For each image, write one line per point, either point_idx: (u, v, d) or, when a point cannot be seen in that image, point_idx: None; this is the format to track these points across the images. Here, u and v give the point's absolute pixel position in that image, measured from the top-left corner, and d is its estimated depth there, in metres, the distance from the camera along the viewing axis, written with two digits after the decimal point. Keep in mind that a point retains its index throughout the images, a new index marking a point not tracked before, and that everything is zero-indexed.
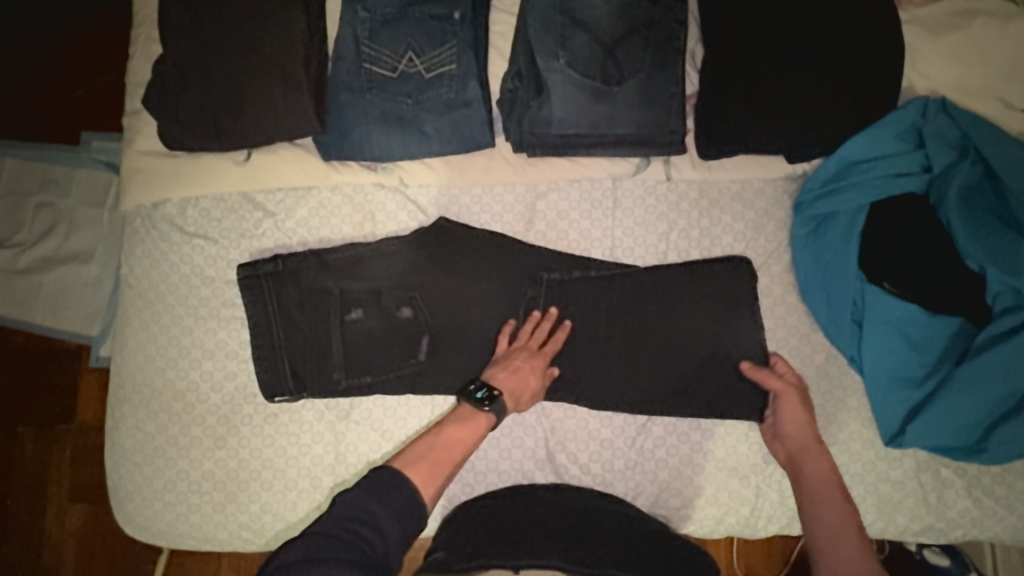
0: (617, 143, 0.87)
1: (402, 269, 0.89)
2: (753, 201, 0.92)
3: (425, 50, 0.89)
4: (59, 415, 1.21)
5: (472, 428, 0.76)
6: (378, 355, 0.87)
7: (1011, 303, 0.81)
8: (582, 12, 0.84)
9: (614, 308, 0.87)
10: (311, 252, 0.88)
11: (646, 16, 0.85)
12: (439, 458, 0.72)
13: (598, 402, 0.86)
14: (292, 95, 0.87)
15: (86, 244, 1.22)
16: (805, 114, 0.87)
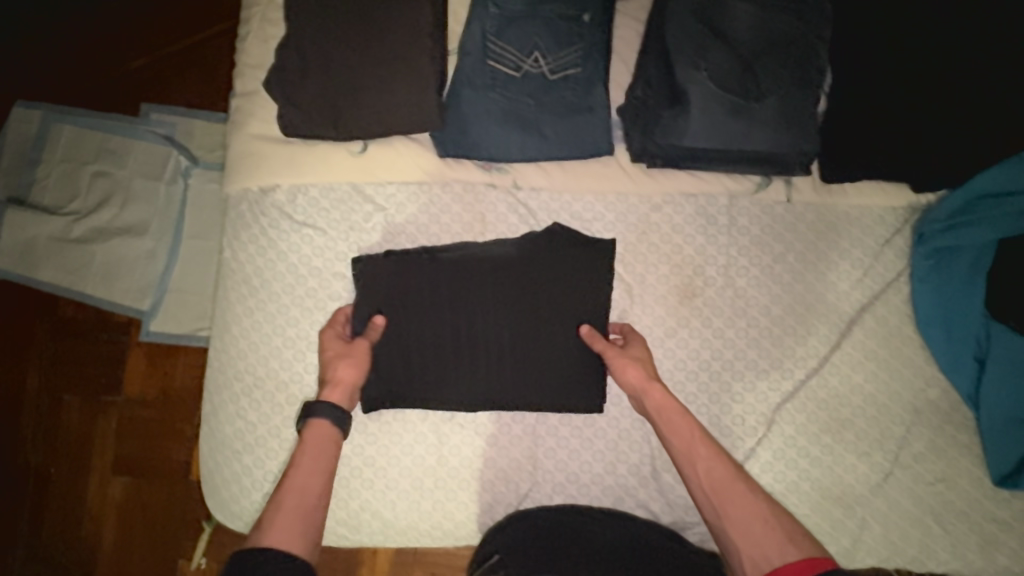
0: (744, 160, 0.86)
1: (508, 273, 0.87)
2: (872, 228, 0.90)
3: (553, 51, 0.87)
4: (109, 385, 1.20)
5: (309, 451, 0.73)
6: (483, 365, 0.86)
7: None
8: (722, 26, 0.83)
9: (444, 343, 0.86)
10: (422, 249, 0.87)
11: (786, 33, 0.83)
12: (286, 505, 0.69)
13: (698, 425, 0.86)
14: (418, 89, 0.85)
15: (141, 216, 1.19)
16: (939, 141, 0.84)
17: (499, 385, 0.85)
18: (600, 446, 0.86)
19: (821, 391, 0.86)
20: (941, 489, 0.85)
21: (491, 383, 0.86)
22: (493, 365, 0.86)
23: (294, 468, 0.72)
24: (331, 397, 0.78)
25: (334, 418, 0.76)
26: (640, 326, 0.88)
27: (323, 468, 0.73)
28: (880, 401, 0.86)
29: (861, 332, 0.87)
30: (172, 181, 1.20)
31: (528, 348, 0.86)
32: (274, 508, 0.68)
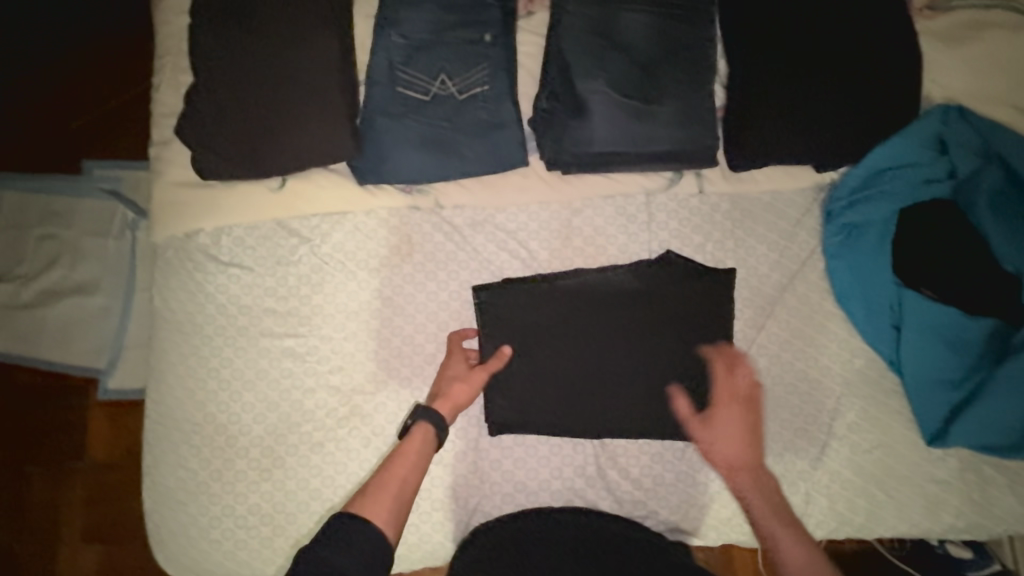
0: (653, 159, 0.88)
1: (603, 301, 0.87)
2: (784, 211, 0.93)
3: (459, 73, 0.90)
4: (71, 450, 1.16)
5: (416, 444, 0.77)
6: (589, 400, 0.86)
7: None
8: (617, 34, 0.86)
9: (559, 379, 0.86)
10: (542, 277, 0.88)
11: (677, 34, 0.87)
12: (386, 491, 0.72)
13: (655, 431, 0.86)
14: (329, 121, 0.87)
15: (93, 274, 1.18)
16: (831, 122, 0.89)
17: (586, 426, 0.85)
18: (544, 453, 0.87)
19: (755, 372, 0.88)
20: (879, 456, 0.87)
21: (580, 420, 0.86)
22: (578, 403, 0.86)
23: (401, 456, 0.75)
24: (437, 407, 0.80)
25: (433, 421, 0.78)
26: None
27: (420, 466, 0.76)
28: (811, 377, 0.88)
29: (785, 311, 0.90)
30: (120, 236, 1.20)
31: (623, 390, 0.86)
32: (375, 489, 0.72)
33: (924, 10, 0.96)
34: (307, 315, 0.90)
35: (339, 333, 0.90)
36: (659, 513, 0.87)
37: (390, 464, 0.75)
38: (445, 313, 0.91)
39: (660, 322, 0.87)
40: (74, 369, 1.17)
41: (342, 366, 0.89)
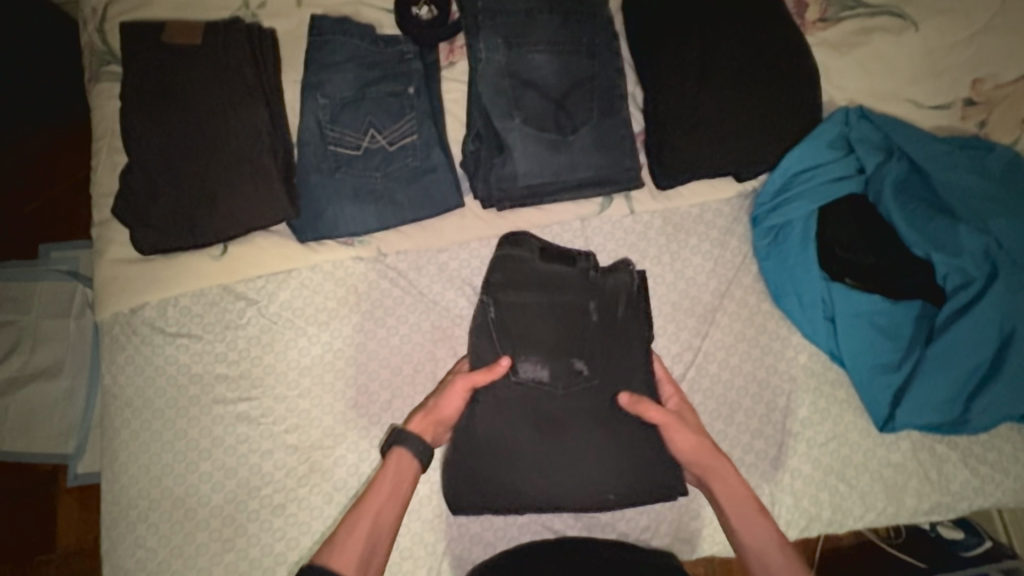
0: (580, 186, 0.94)
1: (539, 279, 0.89)
2: (713, 221, 0.97)
3: (386, 126, 0.94)
4: (42, 543, 1.13)
5: (391, 478, 0.78)
6: (556, 339, 0.87)
7: (958, 281, 0.83)
8: (529, 74, 0.91)
9: (547, 330, 0.87)
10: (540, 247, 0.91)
11: (587, 69, 0.93)
12: (355, 535, 0.73)
13: (602, 464, 0.84)
14: (263, 185, 0.90)
15: (54, 357, 1.16)
16: (742, 134, 0.94)
17: (547, 419, 0.85)
18: (499, 442, 0.84)
19: (705, 379, 0.90)
20: (834, 447, 0.89)
21: (573, 348, 0.87)
22: (564, 341, 0.87)
23: (374, 494, 0.76)
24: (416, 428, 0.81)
25: (416, 452, 0.79)
26: None
27: (397, 507, 0.77)
28: (758, 377, 0.91)
29: (726, 317, 0.93)
30: (80, 315, 1.18)
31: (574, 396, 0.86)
32: (348, 531, 0.74)
33: (816, 24, 1.04)
34: (258, 377, 0.90)
35: (293, 392, 0.90)
36: (630, 533, 0.89)
37: (365, 501, 0.76)
38: (397, 359, 0.92)
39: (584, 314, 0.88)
40: (41, 458, 1.13)
41: (298, 424, 0.89)
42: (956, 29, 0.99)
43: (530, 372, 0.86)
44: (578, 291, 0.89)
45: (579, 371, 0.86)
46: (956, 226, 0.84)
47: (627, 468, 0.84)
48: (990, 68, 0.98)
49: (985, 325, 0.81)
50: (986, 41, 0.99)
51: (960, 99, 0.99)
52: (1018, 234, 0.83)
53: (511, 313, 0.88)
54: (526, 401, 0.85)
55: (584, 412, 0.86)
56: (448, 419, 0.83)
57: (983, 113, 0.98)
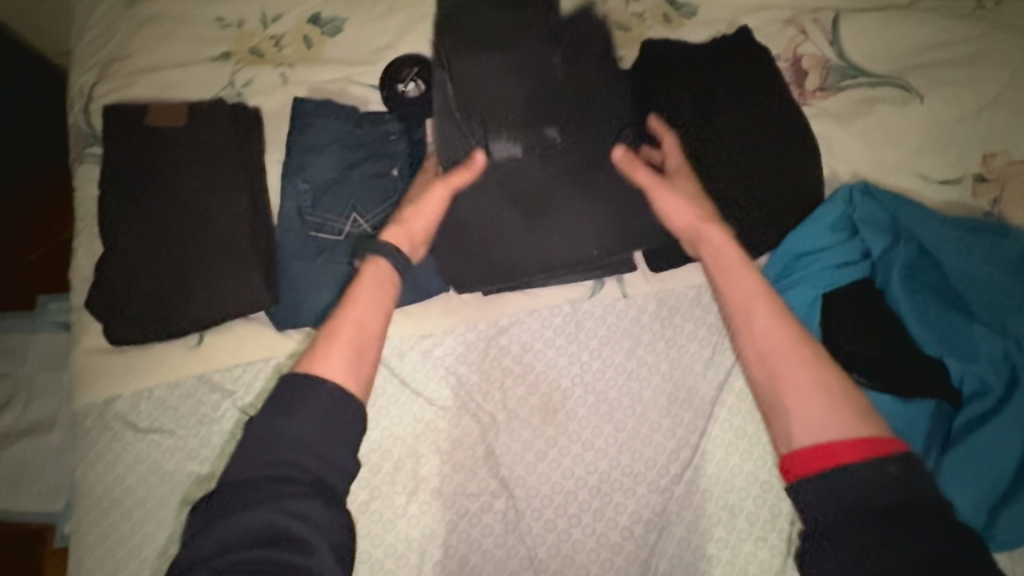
0: (568, 271, 0.90)
1: (499, 45, 0.91)
2: (711, 303, 0.93)
3: (369, 208, 0.91)
4: None
5: (366, 281, 0.76)
6: (517, 106, 0.90)
7: (976, 387, 0.78)
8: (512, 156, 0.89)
9: (510, 88, 0.90)
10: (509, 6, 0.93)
11: (573, 150, 0.89)
12: (338, 341, 0.70)
13: (586, 201, 0.89)
14: (240, 274, 0.87)
15: (50, 410, 1.09)
16: (739, 214, 0.90)
17: (513, 189, 0.89)
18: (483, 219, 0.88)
19: (705, 479, 0.85)
20: None
21: (544, 116, 0.90)
22: (535, 112, 0.90)
23: (352, 301, 0.74)
24: (394, 237, 0.82)
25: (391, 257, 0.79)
26: (510, 456, 0.86)
27: (380, 301, 0.76)
28: (761, 477, 0.85)
29: (725, 410, 0.88)
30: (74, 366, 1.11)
31: (548, 152, 0.89)
32: (331, 332, 0.71)
33: (815, 94, 1.02)
34: None
35: None
36: None
37: (343, 307, 0.73)
38: (377, 454, 0.87)
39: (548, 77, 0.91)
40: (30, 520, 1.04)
41: None
42: (964, 101, 0.95)
43: (502, 151, 0.88)
44: (534, 40, 0.91)
45: (552, 137, 0.89)
46: (971, 327, 0.80)
47: (613, 228, 0.89)
48: (1001, 142, 0.94)
49: (1008, 435, 0.75)
50: (996, 115, 0.94)
51: (971, 175, 0.94)
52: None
53: (475, 80, 0.90)
54: (501, 174, 0.89)
55: (559, 175, 0.89)
56: (422, 225, 0.84)
57: (995, 190, 0.93)
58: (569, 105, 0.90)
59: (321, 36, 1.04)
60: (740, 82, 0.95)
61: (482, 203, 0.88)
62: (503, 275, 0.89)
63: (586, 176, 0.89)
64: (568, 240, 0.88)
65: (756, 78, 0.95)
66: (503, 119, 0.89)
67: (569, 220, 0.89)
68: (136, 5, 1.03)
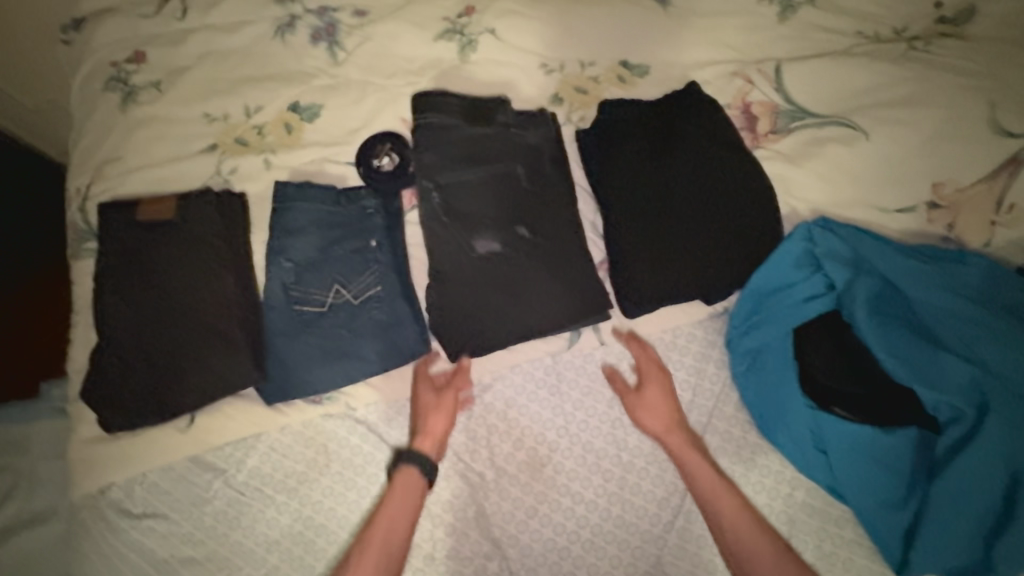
0: (544, 325, 0.91)
1: (467, 153, 0.97)
2: (687, 346, 0.94)
3: (351, 281, 0.96)
4: None
5: (404, 493, 0.83)
6: (491, 205, 0.95)
7: (950, 413, 0.78)
8: (471, 216, 0.94)
9: (491, 200, 0.95)
10: (462, 123, 0.97)
11: (531, 209, 0.95)
12: (370, 552, 0.80)
13: (564, 292, 0.91)
14: (231, 356, 0.92)
15: (44, 498, 1.02)
16: (701, 257, 0.95)
17: (507, 288, 0.92)
18: (466, 306, 0.92)
19: (698, 526, 0.85)
20: None
21: (512, 217, 0.95)
22: (507, 211, 0.95)
23: (390, 502, 0.82)
24: (422, 446, 0.86)
25: (420, 467, 0.84)
26: (500, 514, 0.87)
27: (411, 515, 0.82)
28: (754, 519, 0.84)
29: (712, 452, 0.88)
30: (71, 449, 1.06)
31: (523, 245, 0.93)
32: (368, 541, 0.80)
33: (768, 136, 1.09)
34: (226, 557, 0.87)
35: (261, 571, 0.87)
36: None
37: (382, 512, 0.82)
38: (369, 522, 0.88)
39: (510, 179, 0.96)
40: None
41: None
42: (908, 137, 0.98)
43: (485, 246, 0.93)
44: (503, 142, 0.96)
45: (522, 236, 0.94)
46: (937, 354, 0.80)
47: (570, 299, 0.91)
48: (950, 172, 0.95)
49: (985, 460, 0.74)
50: (943, 147, 0.96)
51: (924, 203, 0.97)
52: (999, 360, 0.79)
53: (434, 148, 0.95)
54: (486, 268, 0.92)
55: (533, 265, 0.92)
56: (442, 434, 0.88)
57: (949, 217, 0.95)
58: (533, 204, 0.95)
59: (301, 122, 1.12)
60: (692, 134, 1.01)
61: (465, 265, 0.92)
62: (480, 346, 0.92)
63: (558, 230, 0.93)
64: (541, 318, 0.91)
65: (704, 130, 1.01)
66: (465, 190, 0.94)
67: (543, 304, 0.91)
68: (128, 108, 1.11)
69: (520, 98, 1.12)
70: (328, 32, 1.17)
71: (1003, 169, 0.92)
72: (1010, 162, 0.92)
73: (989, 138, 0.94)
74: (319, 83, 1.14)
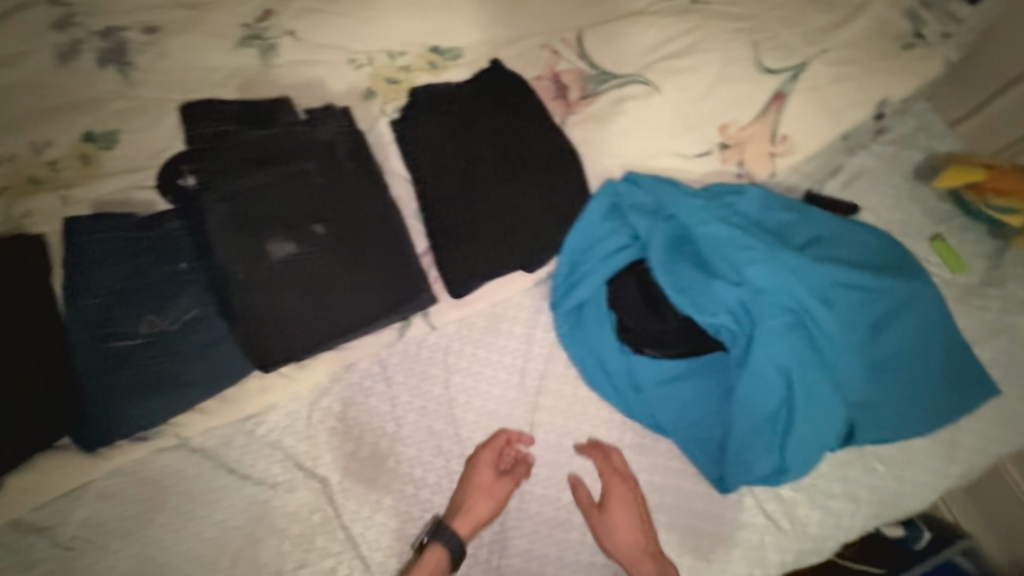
0: (363, 325, 0.86)
1: (237, 143, 0.87)
2: (516, 316, 0.97)
3: (163, 308, 0.91)
4: None
5: (426, 572, 0.77)
6: (274, 202, 0.85)
7: (730, 336, 0.84)
8: (254, 215, 0.84)
9: (273, 195, 0.85)
10: (235, 123, 0.88)
11: (330, 209, 0.87)
12: None
13: (375, 287, 0.86)
14: (26, 412, 0.82)
15: None
16: (518, 229, 0.95)
17: (307, 287, 0.83)
18: (260, 311, 0.82)
19: (537, 486, 0.87)
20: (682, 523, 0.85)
21: (304, 211, 0.85)
22: (298, 207, 0.86)
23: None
24: (461, 524, 0.81)
25: (450, 543, 0.79)
26: (347, 513, 0.87)
27: None
28: (589, 468, 0.88)
29: (546, 414, 0.91)
30: None
31: (321, 242, 0.85)
32: None
33: (579, 100, 1.09)
34: None
35: None
36: None
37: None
38: (213, 550, 0.85)
39: (292, 170, 0.86)
40: None
41: None
42: (695, 85, 1.03)
43: (278, 249, 0.83)
44: (281, 135, 0.88)
45: (320, 233, 0.86)
46: (713, 283, 0.85)
47: (383, 291, 0.87)
48: (732, 112, 1.02)
49: (764, 371, 0.80)
50: (724, 89, 1.02)
51: (716, 145, 1.03)
52: (771, 278, 0.83)
53: (198, 149, 0.86)
54: (279, 272, 0.83)
55: (335, 262, 0.85)
56: (486, 514, 0.82)
57: (738, 154, 1.02)
58: (325, 194, 0.87)
59: (99, 151, 1.04)
60: (493, 108, 1.01)
61: (254, 271, 0.82)
62: (293, 354, 0.83)
63: (356, 220, 0.87)
64: (353, 317, 0.85)
65: (506, 103, 1.02)
66: (241, 190, 0.84)
67: (355, 302, 0.85)
68: None
69: (331, 96, 1.10)
70: (117, 54, 1.09)
71: (772, 104, 1.01)
72: (776, 97, 1.01)
73: (759, 77, 1.01)
74: (114, 108, 1.07)
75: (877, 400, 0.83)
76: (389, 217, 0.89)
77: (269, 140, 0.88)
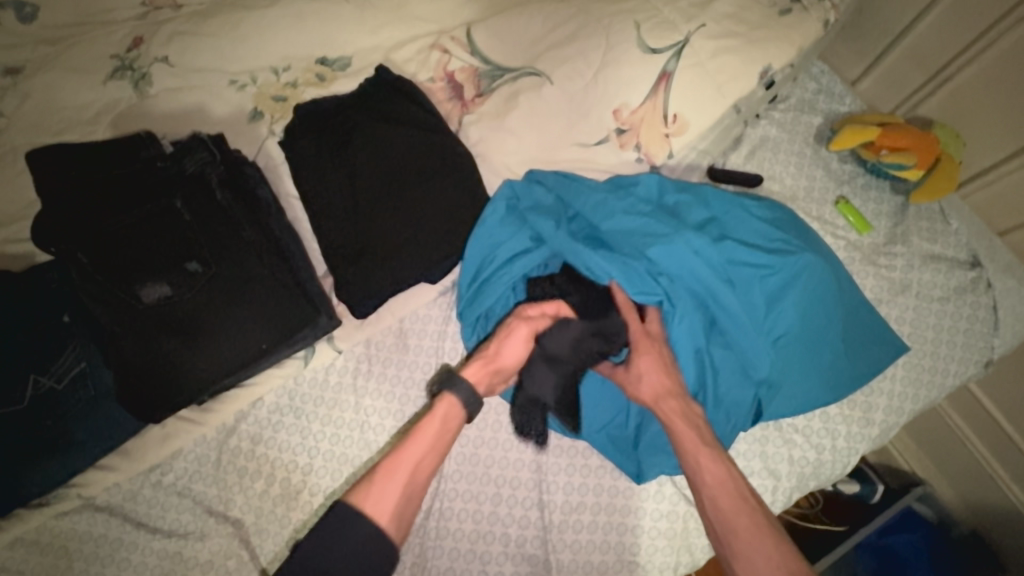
0: (258, 359, 0.84)
1: (96, 190, 0.83)
2: (424, 330, 0.97)
3: (46, 366, 0.82)
4: None
5: (438, 423, 0.77)
6: (141, 246, 0.81)
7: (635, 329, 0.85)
8: (122, 262, 0.80)
9: (139, 238, 0.82)
10: (95, 168, 0.85)
11: (205, 244, 0.83)
12: (393, 479, 0.72)
13: (265, 317, 0.83)
14: None
15: None
16: (417, 241, 0.91)
17: (190, 329, 0.80)
18: (142, 361, 0.79)
19: (456, 502, 0.85)
20: (605, 518, 0.86)
21: (175, 250, 0.82)
22: (170, 248, 0.82)
23: (421, 435, 0.75)
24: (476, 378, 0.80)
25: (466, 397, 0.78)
26: (266, 552, 0.85)
27: (435, 450, 0.75)
28: (510, 476, 0.87)
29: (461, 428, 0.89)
30: None
31: (199, 279, 0.82)
32: (391, 467, 0.72)
33: (474, 99, 1.06)
34: None
35: None
36: None
37: (417, 428, 0.76)
38: None
39: (158, 210, 0.83)
40: None
41: None
42: (584, 72, 1.00)
43: (151, 293, 0.80)
44: (143, 174, 0.86)
45: (196, 271, 0.82)
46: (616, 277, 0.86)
47: (275, 322, 0.84)
48: (624, 95, 0.99)
49: (671, 356, 0.84)
50: (613, 73, 0.99)
51: (612, 131, 1.00)
52: (671, 266, 0.86)
53: (53, 201, 0.82)
54: (157, 318, 0.80)
55: (216, 297, 0.82)
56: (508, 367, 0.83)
57: (634, 138, 1.00)
58: (197, 230, 0.84)
59: None
60: (377, 117, 0.97)
61: (129, 321, 0.79)
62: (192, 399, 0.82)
63: (234, 253, 0.84)
64: (245, 353, 0.83)
65: (389, 111, 0.98)
66: (104, 238, 0.80)
67: (247, 336, 0.82)
68: None
69: (216, 122, 1.03)
70: None
71: (659, 85, 0.98)
72: (662, 76, 0.98)
73: (641, 57, 0.98)
74: None
75: (778, 371, 0.87)
76: (275, 242, 0.88)
77: (130, 180, 0.85)
